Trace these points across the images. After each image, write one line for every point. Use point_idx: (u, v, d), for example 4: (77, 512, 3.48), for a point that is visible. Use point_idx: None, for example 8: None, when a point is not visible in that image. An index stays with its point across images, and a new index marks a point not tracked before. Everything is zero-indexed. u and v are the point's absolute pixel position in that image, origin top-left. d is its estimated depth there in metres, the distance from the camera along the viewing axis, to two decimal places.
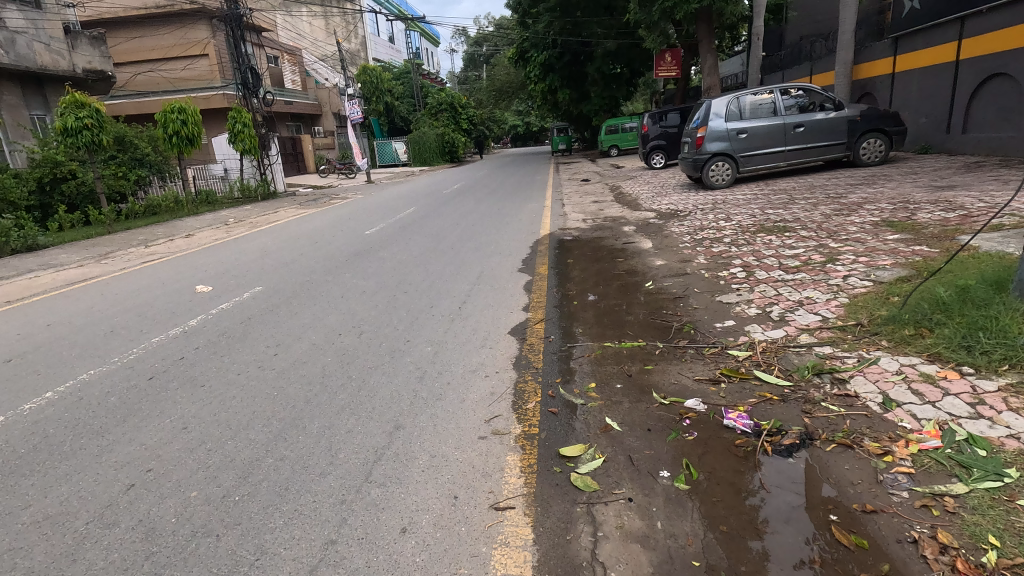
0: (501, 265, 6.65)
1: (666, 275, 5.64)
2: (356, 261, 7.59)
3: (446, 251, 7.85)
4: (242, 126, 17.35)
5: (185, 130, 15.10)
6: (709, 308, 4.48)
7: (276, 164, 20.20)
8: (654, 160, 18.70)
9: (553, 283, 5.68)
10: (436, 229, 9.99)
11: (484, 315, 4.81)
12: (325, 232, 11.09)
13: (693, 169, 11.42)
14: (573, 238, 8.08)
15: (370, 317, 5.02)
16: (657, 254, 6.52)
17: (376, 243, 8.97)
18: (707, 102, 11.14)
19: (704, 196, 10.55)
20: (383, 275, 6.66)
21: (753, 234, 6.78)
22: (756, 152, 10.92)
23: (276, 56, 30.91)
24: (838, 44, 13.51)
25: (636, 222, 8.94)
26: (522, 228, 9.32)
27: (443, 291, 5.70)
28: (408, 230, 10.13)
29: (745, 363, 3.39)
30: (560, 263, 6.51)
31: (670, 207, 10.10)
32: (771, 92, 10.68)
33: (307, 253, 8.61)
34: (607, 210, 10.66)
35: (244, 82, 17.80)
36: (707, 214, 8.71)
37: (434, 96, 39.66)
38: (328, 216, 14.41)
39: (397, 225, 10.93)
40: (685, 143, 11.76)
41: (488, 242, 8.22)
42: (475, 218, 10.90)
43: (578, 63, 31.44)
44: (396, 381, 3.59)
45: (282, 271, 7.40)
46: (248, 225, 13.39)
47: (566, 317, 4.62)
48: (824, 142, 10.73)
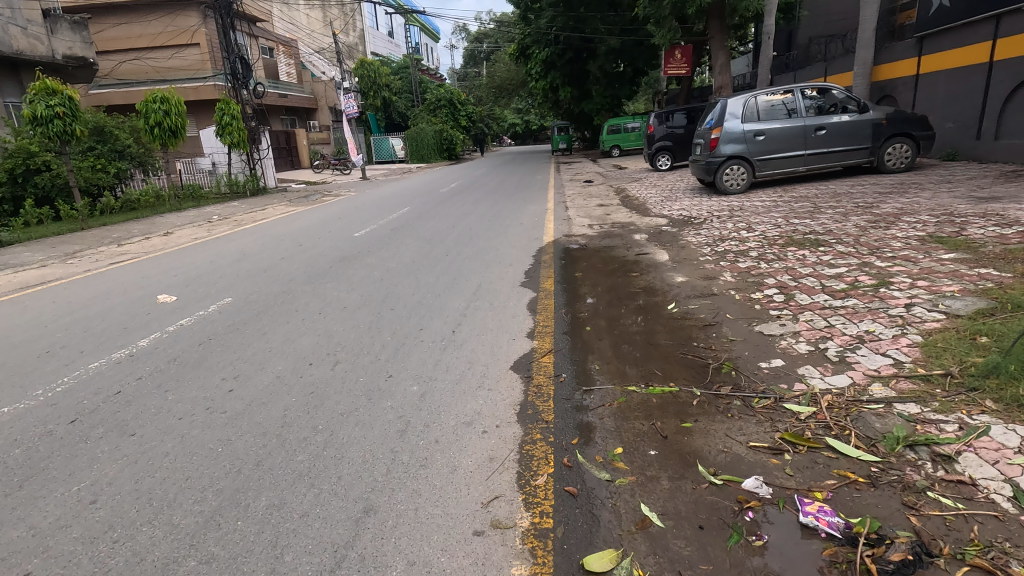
0: (500, 277, 5.94)
1: (690, 295, 4.94)
2: (341, 268, 6.85)
3: (441, 258, 7.12)
4: (231, 119, 16.55)
5: (168, 122, 14.33)
6: (749, 342, 3.79)
7: (267, 159, 19.44)
8: (660, 161, 18.03)
9: (561, 302, 4.98)
10: (432, 231, 9.26)
11: (480, 343, 4.11)
12: (311, 232, 10.36)
13: (705, 173, 10.74)
14: (580, 247, 7.39)
15: (349, 341, 4.29)
16: (676, 269, 5.83)
17: (365, 247, 8.24)
18: (721, 102, 10.46)
19: (718, 201, 9.88)
20: (369, 286, 5.93)
21: (782, 248, 6.10)
22: (773, 155, 10.23)
23: (270, 48, 30.07)
24: (858, 43, 12.83)
25: (647, 230, 8.26)
26: (523, 233, 8.61)
27: (434, 309, 4.98)
28: (401, 232, 9.40)
29: (810, 424, 2.70)
30: (567, 277, 5.82)
31: (682, 213, 9.43)
32: (790, 93, 10.04)
33: (289, 257, 7.87)
34: (614, 215, 9.97)
35: (233, 72, 17.01)
36: (725, 223, 8.04)
37: (433, 92, 38.88)
38: (318, 214, 13.68)
39: (390, 226, 10.20)
40: (697, 146, 11.08)
41: (486, 249, 7.51)
42: (474, 220, 10.19)
43: (580, 61, 30.75)
44: (371, 435, 2.88)
45: (258, 278, 6.67)
46: (232, 223, 12.66)
47: (578, 348, 3.92)
48: (846, 146, 10.06)
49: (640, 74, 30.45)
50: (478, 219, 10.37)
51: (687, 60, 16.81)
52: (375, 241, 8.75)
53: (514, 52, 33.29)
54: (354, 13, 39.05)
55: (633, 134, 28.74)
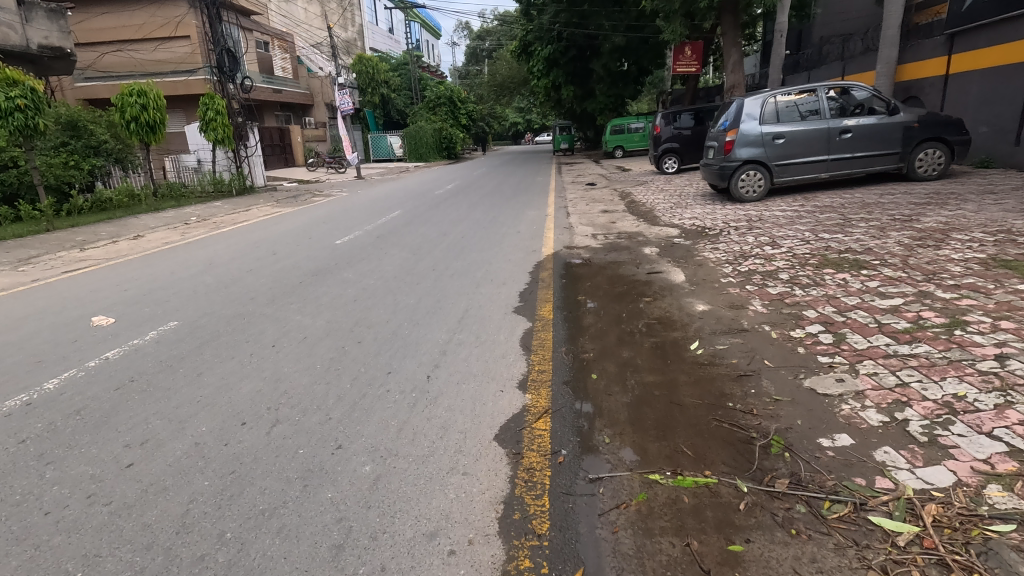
0: (491, 301, 5.13)
1: (716, 332, 4.12)
2: (310, 285, 6.02)
3: (425, 274, 6.31)
4: (216, 114, 15.75)
5: (146, 116, 13.52)
6: (799, 403, 2.97)
7: (256, 157, 18.62)
8: (666, 164, 17.21)
9: (561, 338, 4.16)
10: (421, 240, 8.45)
11: (459, 396, 3.28)
12: (291, 238, 9.54)
13: (719, 179, 9.92)
14: (583, 262, 6.57)
15: (299, 389, 3.48)
16: (695, 295, 5.02)
17: (343, 258, 7.42)
18: (738, 101, 9.64)
19: (733, 209, 9.07)
20: (338, 309, 5.12)
21: (818, 269, 5.29)
22: (794, 160, 9.39)
23: (266, 42, 29.28)
24: (880, 40, 12.02)
25: (656, 242, 7.47)
26: (520, 243, 7.81)
27: (409, 343, 4.17)
28: (387, 241, 8.59)
29: (915, 558, 1.89)
30: (567, 303, 5.00)
31: (694, 222, 8.62)
32: (812, 92, 9.25)
33: (258, 269, 7.05)
34: (619, 223, 9.18)
35: (219, 64, 16.16)
36: (745, 235, 7.22)
37: (432, 89, 38.05)
38: (303, 216, 12.88)
39: (375, 233, 9.40)
40: (710, 149, 10.26)
41: (478, 263, 6.69)
42: (468, 227, 9.41)
43: (584, 59, 29.94)
44: (293, 556, 2.07)
45: (216, 296, 5.85)
46: (210, 226, 11.86)
47: (583, 407, 3.10)
48: (873, 151, 9.24)
49: (645, 73, 29.66)
50: (472, 225, 9.59)
51: (698, 58, 15.98)
52: (356, 251, 7.93)
53: (516, 49, 32.49)
54: (354, 8, 38.24)
55: (637, 134, 27.91)
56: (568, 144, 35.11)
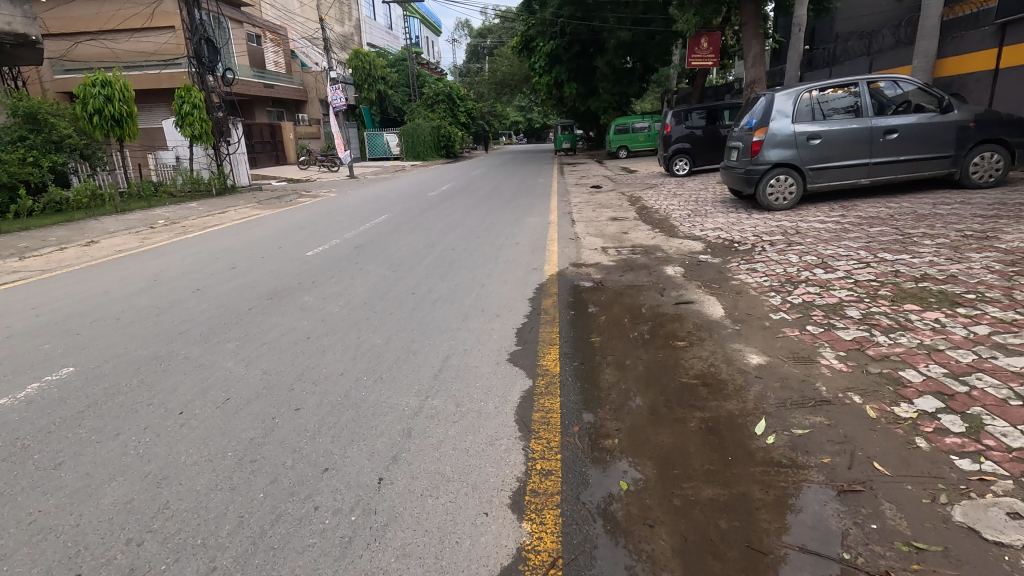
0: (479, 344, 4.01)
1: (785, 404, 2.98)
2: (259, 315, 4.89)
3: (403, 299, 5.18)
4: (192, 108, 14.63)
5: (110, 109, 12.47)
6: (964, 563, 1.84)
7: (239, 154, 17.50)
8: (676, 166, 16.04)
9: (571, 408, 3.02)
10: (404, 253, 7.32)
11: (418, 527, 2.16)
12: (258, 246, 8.41)
13: (744, 185, 8.78)
14: (594, 285, 5.46)
15: (183, 503, 2.34)
16: (741, 339, 3.89)
17: (309, 276, 6.29)
18: (767, 96, 8.50)
19: (763, 219, 7.95)
20: (283, 352, 4.00)
21: (897, 304, 4.16)
22: (831, 163, 8.25)
23: (258, 35, 28.22)
24: (918, 32, 10.93)
25: (679, 260, 6.34)
26: (517, 258, 6.70)
27: (362, 414, 3.04)
28: (365, 253, 7.46)
29: None
30: (577, 348, 3.86)
31: (719, 234, 7.51)
32: (851, 86, 8.16)
33: (206, 289, 5.92)
34: (632, 234, 8.07)
35: (197, 54, 14.96)
36: (785, 252, 6.11)
37: (431, 86, 36.91)
38: (282, 220, 11.78)
39: (355, 242, 8.27)
40: (734, 150, 9.13)
41: (467, 285, 5.57)
42: (459, 236, 8.27)
43: (587, 55, 28.86)
44: None
45: (141, 327, 4.72)
46: (177, 230, 10.74)
47: (611, 559, 1.96)
48: (920, 154, 8.17)
49: (651, 71, 28.54)
50: (465, 234, 8.47)
51: (714, 52, 14.81)
52: (327, 265, 6.80)
53: (518, 44, 31.38)
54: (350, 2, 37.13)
55: (642, 134, 26.81)
56: (570, 143, 33.94)
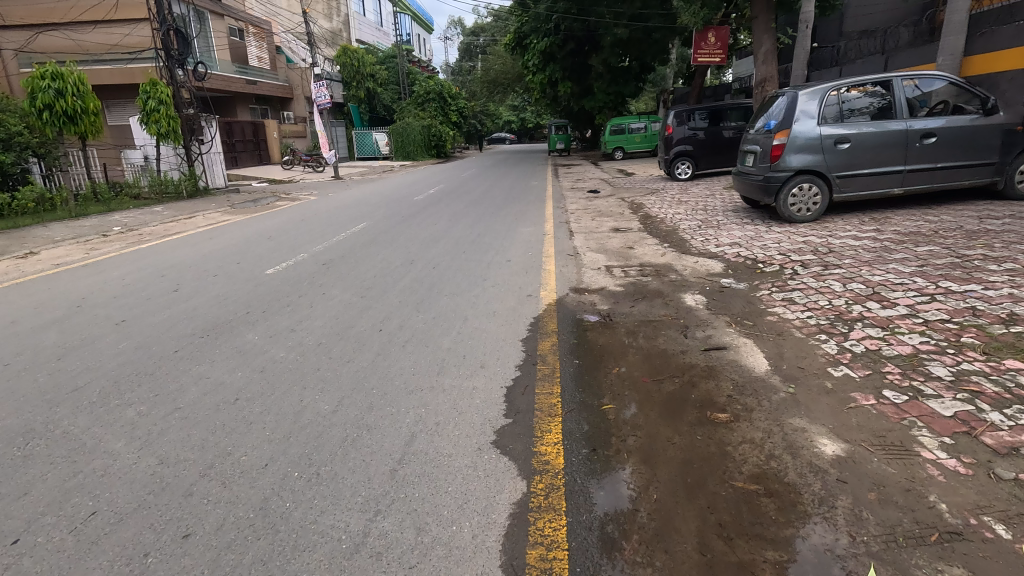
0: (455, 413, 3.06)
1: (896, 538, 2.03)
2: (182, 362, 3.90)
3: (366, 339, 4.23)
4: (158, 103, 13.56)
5: (63, 104, 11.43)
6: None
7: (213, 154, 16.41)
8: (677, 169, 15.10)
9: (582, 543, 2.08)
10: (378, 272, 6.35)
11: None
12: (212, 260, 7.41)
13: (762, 194, 7.86)
14: (600, 320, 4.52)
15: None
16: (802, 411, 2.94)
17: (260, 302, 5.31)
18: (789, 95, 7.60)
19: (786, 234, 7.05)
20: (195, 424, 3.03)
21: (995, 358, 3.25)
22: (861, 170, 7.37)
23: (241, 29, 26.98)
24: (944, 27, 10.06)
25: (697, 285, 5.41)
26: (508, 280, 5.77)
27: (277, 550, 2.09)
28: (333, 271, 6.49)
29: None
30: (586, 423, 2.91)
31: (737, 251, 6.59)
32: (883, 84, 7.31)
33: (133, 320, 4.92)
34: (637, 249, 7.15)
35: (165, 46, 13.85)
36: (823, 277, 5.20)
37: (421, 83, 35.84)
38: (251, 227, 10.79)
39: (324, 257, 7.28)
40: (750, 155, 8.22)
41: (446, 319, 4.63)
42: (443, 251, 7.32)
43: (582, 54, 27.97)
44: None
45: (28, 378, 3.72)
46: (133, 239, 9.73)
47: None
48: (961, 160, 7.34)
49: (648, 70, 27.64)
50: (449, 248, 7.50)
51: (721, 48, 13.88)
52: (286, 288, 5.82)
53: (510, 42, 30.42)
54: None
55: (638, 135, 25.97)
56: (563, 145, 32.94)
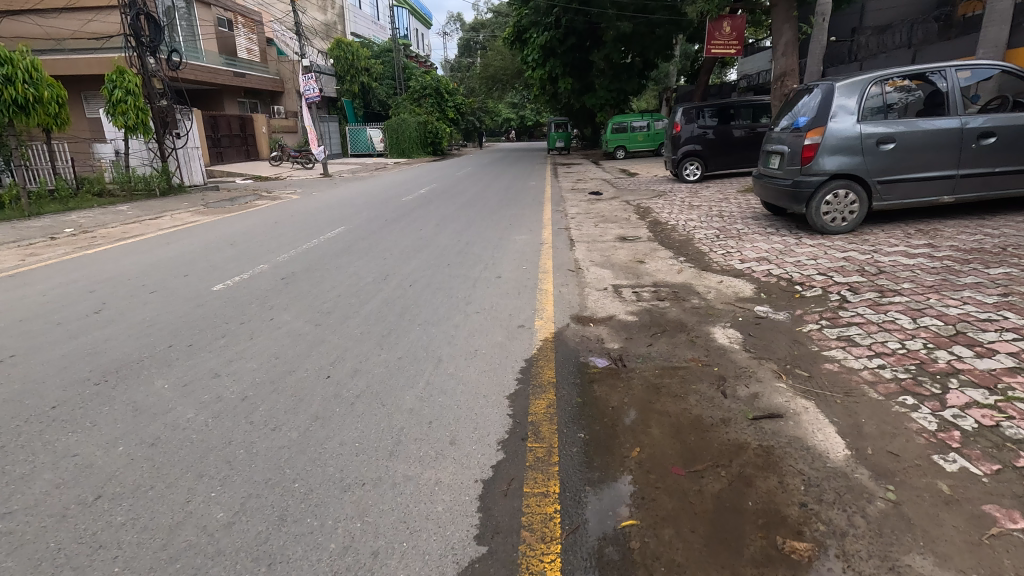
0: (402, 536, 2.07)
1: None
2: (51, 428, 2.90)
3: (306, 392, 3.25)
4: (124, 93, 12.50)
5: (12, 91, 10.40)
6: None
7: (190, 149, 15.39)
8: (685, 170, 14.22)
9: None
10: (344, 290, 5.37)
11: None
12: (157, 271, 6.42)
13: (791, 202, 6.85)
14: (610, 364, 3.54)
15: None
16: (921, 542, 1.97)
17: (189, 332, 4.30)
18: (825, 87, 6.61)
19: (821, 248, 6.08)
20: (17, 549, 2.05)
21: None
22: (906, 174, 6.41)
23: (230, 20, 25.98)
24: (987, 15, 9.05)
25: (726, 315, 4.44)
26: (496, 304, 4.79)
27: None
28: (291, 289, 5.49)
29: None
30: (598, 560, 1.95)
31: (768, 269, 5.61)
32: (933, 74, 6.40)
33: (24, 355, 3.93)
34: (648, 263, 6.19)
35: (134, 30, 12.81)
36: (883, 308, 4.22)
37: (418, 78, 33.99)
38: (220, 229, 9.82)
39: (286, 271, 6.27)
40: (776, 156, 7.25)
41: (413, 361, 3.64)
42: (424, 263, 6.33)
43: (583, 49, 27.02)
44: None
45: None
46: (87, 242, 8.80)
47: None
48: (1018, 165, 6.43)
49: (651, 67, 26.64)
50: (432, 259, 6.51)
51: (737, 39, 12.90)
52: (228, 311, 4.82)
53: (508, 37, 29.33)
54: None
55: (640, 134, 25.01)
56: (563, 142, 31.93)
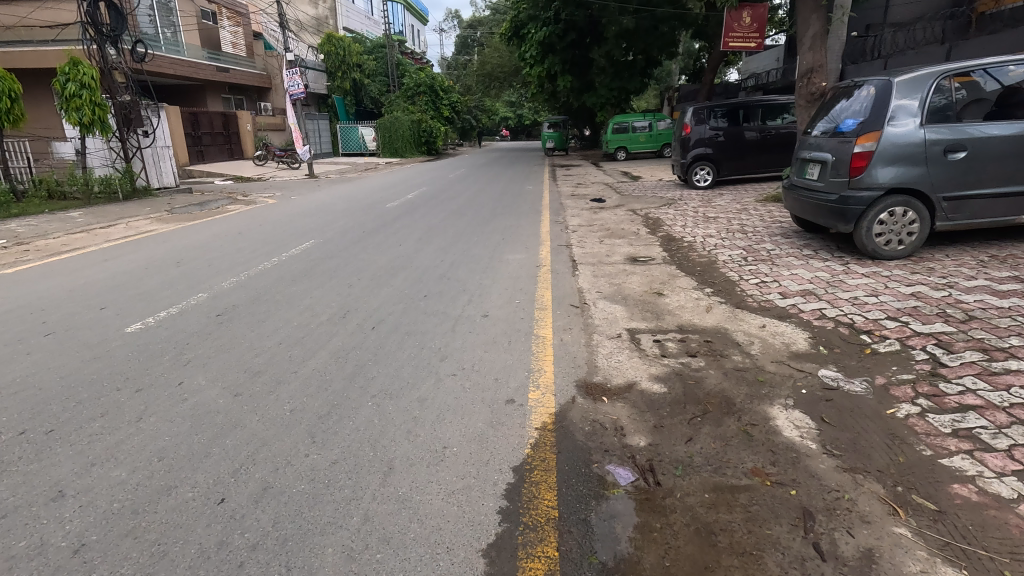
0: None
1: None
2: None
3: (177, 537, 2.14)
4: (78, 87, 11.33)
5: None
6: None
7: (160, 148, 14.23)
8: (695, 175, 13.18)
9: None
10: (289, 335, 4.25)
11: None
12: (72, 300, 5.30)
13: (836, 220, 5.75)
14: (636, 480, 2.44)
15: None
16: None
17: (59, 406, 3.17)
18: (883, 83, 5.50)
19: (879, 280, 4.99)
20: None
21: None
22: (976, 190, 5.37)
23: (213, 12, 24.76)
24: None
25: (783, 381, 3.34)
26: (478, 360, 3.69)
27: None
28: (224, 332, 4.36)
29: None
30: None
31: (820, 309, 4.51)
32: (1007, 70, 5.34)
33: None
34: (668, 295, 5.10)
35: (91, 18, 11.62)
36: (1002, 379, 3.13)
37: (411, 75, 33.16)
38: (175, 240, 8.71)
39: (226, 303, 5.15)
40: (816, 165, 6.15)
41: (351, 471, 2.53)
42: (394, 294, 5.21)
43: (583, 46, 25.82)
44: None
45: None
46: (17, 256, 7.68)
47: None
48: None
49: (653, 65, 25.57)
50: (405, 288, 5.40)
51: (757, 30, 11.83)
52: (129, 368, 3.69)
53: (506, 32, 27.96)
54: None
55: (642, 134, 23.89)
56: (552, 142, 30.72)
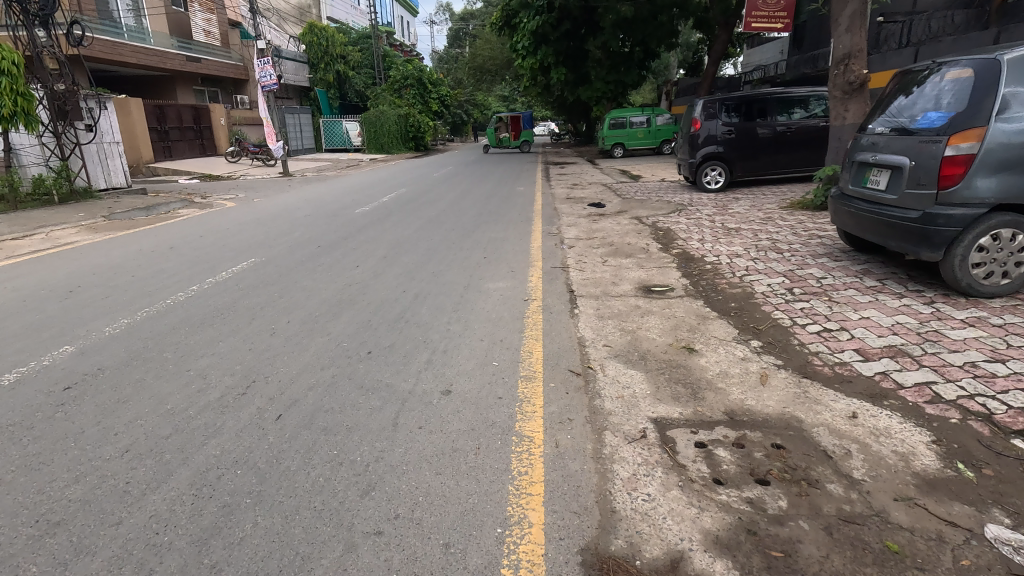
0: None
1: None
2: None
3: None
4: None
5: None
6: None
7: (106, 143, 12.72)
8: (704, 175, 11.76)
9: None
10: (147, 432, 2.82)
11: None
12: None
13: (915, 245, 4.36)
14: None
15: None
16: None
17: None
18: (989, 63, 4.10)
19: (992, 334, 3.62)
20: None
21: None
22: None
23: None
24: None
25: (934, 555, 1.97)
26: (421, 497, 2.30)
27: None
28: (52, 424, 2.91)
29: None
30: None
31: (931, 386, 3.11)
32: None
33: None
34: (702, 353, 3.71)
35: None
36: None
37: (398, 67, 31.57)
38: (91, 255, 7.24)
39: (91, 362, 3.71)
40: (881, 170, 4.74)
41: None
42: (324, 351, 3.79)
43: (578, 37, 24.20)
44: None
45: None
46: None
47: None
48: None
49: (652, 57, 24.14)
50: (344, 339, 3.99)
51: (785, 9, 10.44)
52: None
53: (497, 21, 26.22)
54: None
55: (640, 129, 22.45)
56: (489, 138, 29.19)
